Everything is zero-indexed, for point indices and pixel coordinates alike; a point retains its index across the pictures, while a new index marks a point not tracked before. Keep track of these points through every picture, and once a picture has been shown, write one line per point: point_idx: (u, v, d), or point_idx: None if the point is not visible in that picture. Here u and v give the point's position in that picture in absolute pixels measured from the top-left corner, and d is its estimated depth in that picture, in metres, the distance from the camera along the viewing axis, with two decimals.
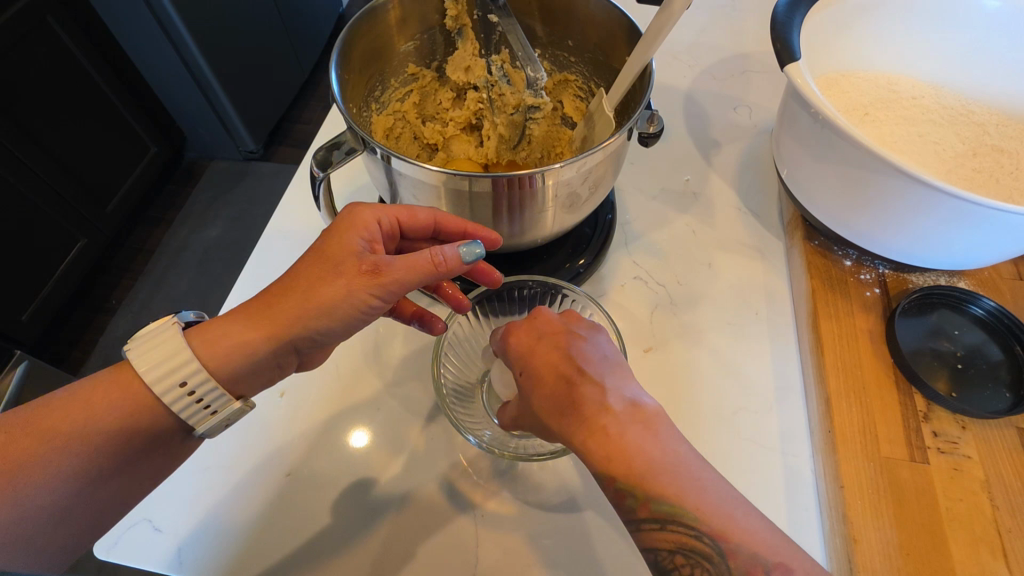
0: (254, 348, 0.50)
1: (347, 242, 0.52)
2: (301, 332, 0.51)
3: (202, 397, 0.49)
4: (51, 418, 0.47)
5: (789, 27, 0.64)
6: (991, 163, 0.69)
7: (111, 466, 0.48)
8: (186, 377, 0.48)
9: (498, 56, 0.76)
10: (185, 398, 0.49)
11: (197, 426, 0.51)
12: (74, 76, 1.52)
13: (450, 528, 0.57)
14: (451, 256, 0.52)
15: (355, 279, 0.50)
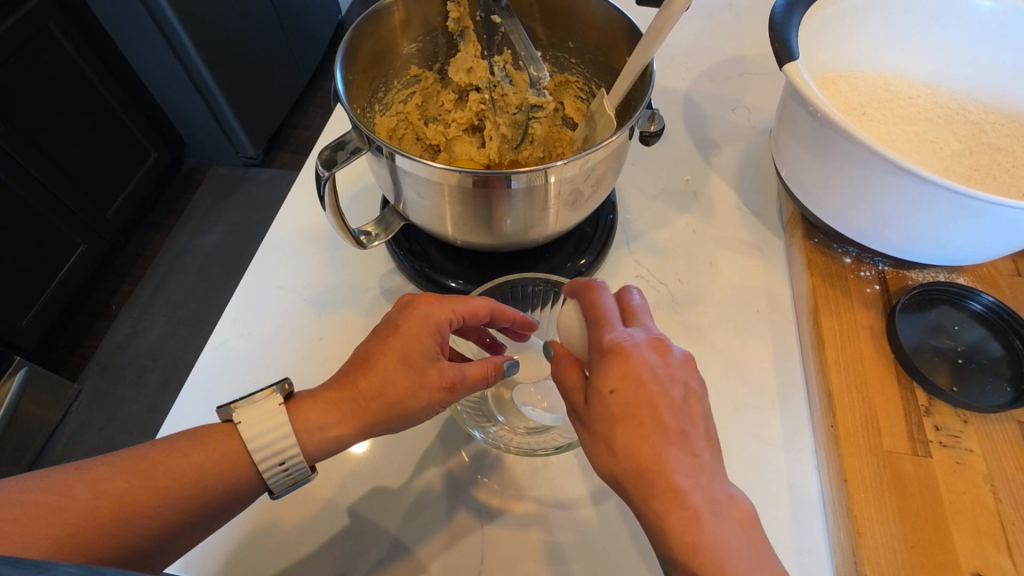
0: (347, 440, 0.53)
1: (422, 350, 0.53)
2: (382, 425, 0.53)
3: (288, 467, 0.52)
4: (168, 468, 0.49)
5: (787, 27, 0.65)
6: (987, 161, 0.70)
7: (208, 515, 0.50)
8: (281, 453, 0.51)
9: (501, 56, 0.77)
10: (276, 469, 0.51)
11: (275, 489, 0.53)
12: (75, 83, 1.53)
13: (457, 526, 0.57)
14: (504, 370, 0.55)
15: (433, 397, 0.53)
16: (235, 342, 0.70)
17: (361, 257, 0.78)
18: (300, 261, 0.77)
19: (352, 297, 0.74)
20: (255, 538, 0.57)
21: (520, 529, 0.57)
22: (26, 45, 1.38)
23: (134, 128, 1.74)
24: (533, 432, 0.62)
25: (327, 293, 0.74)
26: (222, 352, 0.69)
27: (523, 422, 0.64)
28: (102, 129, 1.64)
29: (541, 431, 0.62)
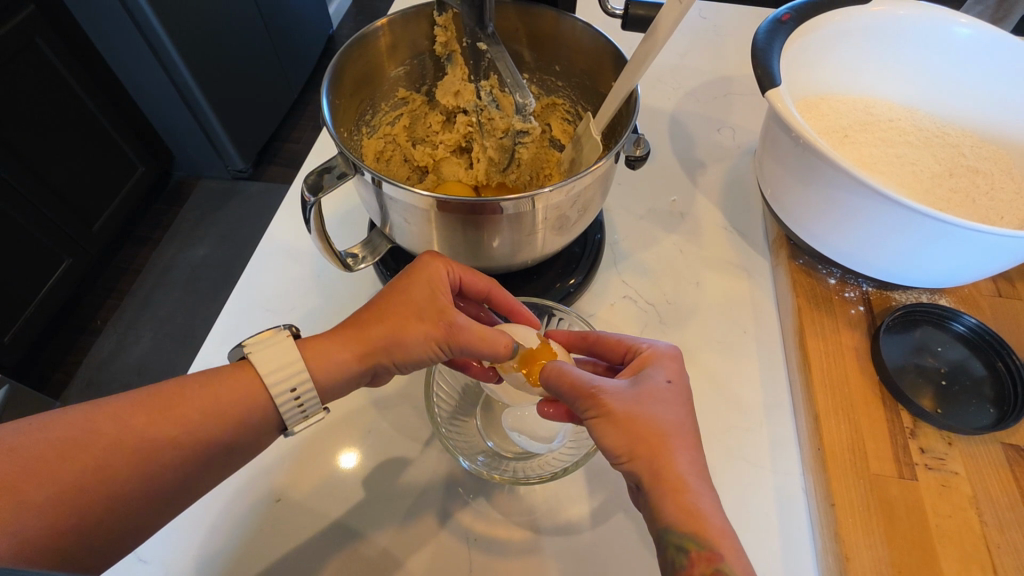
0: (348, 368, 0.54)
1: (426, 292, 0.56)
2: (383, 356, 0.55)
3: (303, 399, 0.52)
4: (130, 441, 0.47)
5: (769, 53, 0.66)
6: (966, 183, 0.72)
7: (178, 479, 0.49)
8: (294, 382, 0.52)
9: (487, 81, 0.75)
10: (290, 400, 0.52)
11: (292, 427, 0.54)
12: (62, 97, 1.52)
13: (446, 553, 0.56)
14: (504, 341, 0.55)
15: (433, 335, 0.55)
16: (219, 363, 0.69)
17: (349, 277, 0.78)
18: (286, 281, 0.77)
19: (339, 318, 0.73)
20: (236, 568, 0.55)
21: (508, 554, 0.56)
22: (12, 58, 1.37)
23: (121, 141, 1.73)
24: (521, 457, 0.62)
25: (314, 314, 0.74)
26: None
27: (512, 447, 0.63)
28: (88, 142, 1.62)
29: (530, 456, 0.62)
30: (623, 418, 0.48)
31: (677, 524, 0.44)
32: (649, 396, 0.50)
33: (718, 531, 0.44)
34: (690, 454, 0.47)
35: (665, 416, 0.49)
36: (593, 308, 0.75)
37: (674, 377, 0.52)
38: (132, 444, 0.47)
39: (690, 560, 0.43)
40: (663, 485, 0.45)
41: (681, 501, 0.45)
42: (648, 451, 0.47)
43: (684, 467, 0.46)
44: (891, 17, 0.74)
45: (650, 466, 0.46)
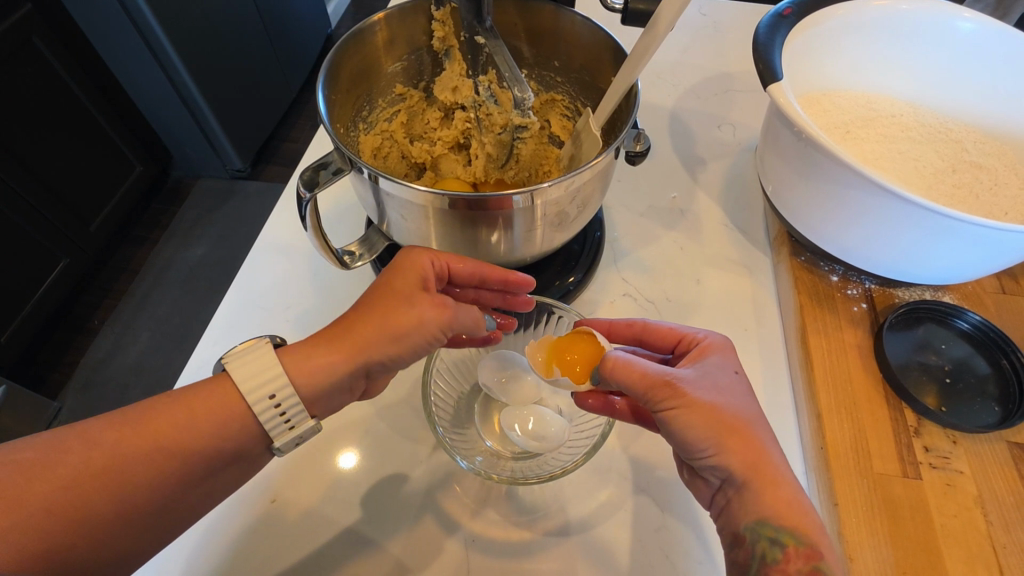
0: (337, 370, 0.52)
1: (410, 282, 0.55)
2: (372, 353, 0.53)
3: (285, 408, 0.50)
4: (124, 443, 0.47)
5: (771, 48, 0.66)
6: (970, 179, 0.71)
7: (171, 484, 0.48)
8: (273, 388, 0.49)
9: (485, 76, 0.75)
10: (271, 409, 0.49)
11: (276, 441, 0.51)
12: (59, 97, 1.51)
13: (445, 556, 0.55)
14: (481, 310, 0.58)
15: (426, 316, 0.53)
16: (215, 362, 0.68)
17: (346, 275, 0.77)
18: (282, 279, 0.76)
19: (336, 316, 0.73)
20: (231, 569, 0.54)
21: (507, 555, 0.56)
22: (9, 57, 1.37)
23: (118, 140, 1.72)
24: (521, 457, 0.61)
25: (311, 312, 0.73)
26: (200, 375, 0.67)
27: (511, 446, 0.63)
28: (85, 141, 1.62)
29: (530, 456, 0.61)
30: (708, 412, 0.48)
31: (777, 518, 0.45)
32: (725, 385, 0.51)
33: (813, 525, 0.45)
34: (775, 443, 0.49)
35: (745, 406, 0.50)
36: (592, 306, 0.74)
37: (735, 365, 0.54)
38: (125, 447, 0.47)
39: (787, 557, 0.44)
40: (754, 480, 0.46)
41: (775, 495, 0.46)
42: (740, 442, 0.47)
43: (772, 457, 0.47)
44: (894, 12, 0.74)
45: (744, 458, 0.47)
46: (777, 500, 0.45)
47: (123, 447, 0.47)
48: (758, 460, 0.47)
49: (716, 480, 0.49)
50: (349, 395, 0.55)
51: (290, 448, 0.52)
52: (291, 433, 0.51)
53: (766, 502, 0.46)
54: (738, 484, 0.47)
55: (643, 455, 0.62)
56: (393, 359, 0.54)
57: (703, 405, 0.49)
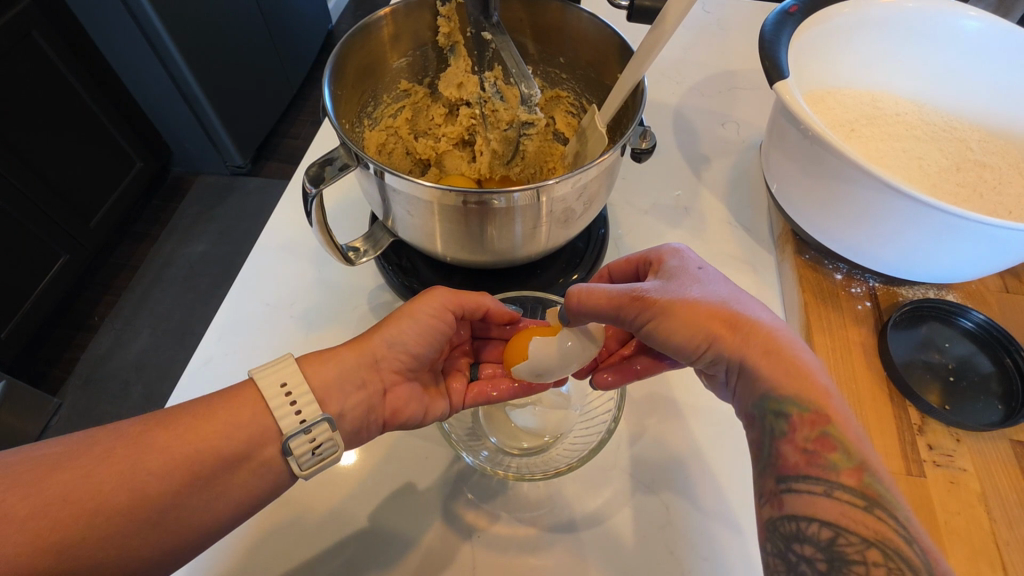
0: (341, 356, 0.57)
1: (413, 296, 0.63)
2: (379, 339, 0.58)
3: (297, 401, 0.51)
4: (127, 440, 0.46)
5: (776, 45, 0.66)
6: (974, 178, 0.71)
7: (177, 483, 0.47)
8: (281, 376, 0.52)
9: (491, 72, 0.75)
10: (283, 400, 0.51)
11: (287, 439, 0.50)
12: (58, 91, 1.50)
13: (451, 552, 0.55)
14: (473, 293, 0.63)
15: (423, 297, 0.59)
16: (219, 359, 0.68)
17: (350, 272, 0.77)
18: (286, 275, 0.76)
19: (340, 313, 0.73)
20: (237, 566, 0.54)
21: (513, 551, 0.56)
22: (10, 51, 1.36)
23: (118, 135, 1.71)
24: (528, 454, 0.61)
25: (315, 309, 0.73)
26: (204, 372, 0.67)
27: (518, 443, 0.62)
28: (86, 136, 1.61)
29: (536, 454, 0.61)
30: (683, 307, 0.50)
31: (784, 383, 0.48)
32: (682, 276, 0.53)
33: (821, 382, 0.48)
34: (753, 313, 0.51)
35: (716, 290, 0.52)
36: None
37: (686, 257, 0.56)
38: (128, 444, 0.46)
39: (797, 429, 0.46)
40: (752, 354, 0.49)
41: (772, 365, 0.49)
42: (725, 324, 0.50)
43: (762, 326, 0.50)
44: (900, 10, 0.74)
45: (737, 340, 0.50)
46: (784, 373, 0.48)
47: (129, 444, 0.47)
48: (745, 332, 0.50)
49: (721, 374, 0.53)
50: (365, 391, 0.56)
51: (304, 454, 0.50)
52: (301, 428, 0.50)
53: (772, 371, 0.48)
54: (741, 363, 0.50)
55: (647, 452, 0.62)
56: (398, 339, 0.58)
57: (676, 302, 0.51)
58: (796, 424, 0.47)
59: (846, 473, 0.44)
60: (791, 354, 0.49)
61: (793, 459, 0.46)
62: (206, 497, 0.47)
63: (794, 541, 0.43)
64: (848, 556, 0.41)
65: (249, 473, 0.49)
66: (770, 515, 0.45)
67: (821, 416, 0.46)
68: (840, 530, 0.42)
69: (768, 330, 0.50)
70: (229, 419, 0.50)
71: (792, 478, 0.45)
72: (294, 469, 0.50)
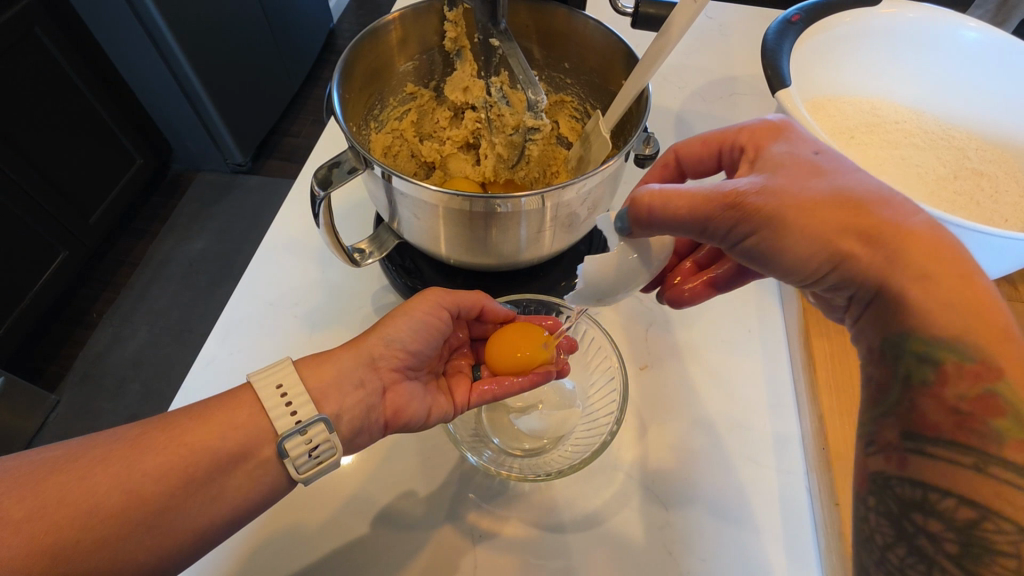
0: (338, 356, 0.57)
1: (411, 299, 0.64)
2: (376, 338, 0.59)
3: (294, 404, 0.52)
4: None
5: (778, 54, 0.67)
6: (971, 186, 0.72)
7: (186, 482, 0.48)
8: (280, 381, 0.52)
9: (498, 78, 0.77)
10: (280, 403, 0.51)
11: (282, 441, 0.50)
12: (60, 88, 1.50)
13: (452, 550, 0.56)
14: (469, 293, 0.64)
15: (418, 298, 0.61)
16: (224, 358, 0.68)
17: (354, 272, 0.77)
18: (291, 276, 0.76)
19: (345, 313, 0.73)
20: (241, 564, 0.55)
21: (514, 551, 0.57)
22: (12, 47, 1.36)
23: (119, 132, 1.72)
24: (529, 454, 0.62)
25: (319, 309, 0.73)
26: (210, 371, 0.67)
27: (518, 444, 0.63)
28: (86, 133, 1.61)
29: (536, 454, 0.62)
30: (806, 211, 0.44)
31: (944, 321, 0.40)
32: (806, 168, 0.46)
33: (1003, 320, 0.39)
34: (903, 211, 0.43)
35: (859, 183, 0.44)
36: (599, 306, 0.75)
37: (820, 146, 0.49)
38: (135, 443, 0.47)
39: (951, 385, 0.40)
40: (902, 277, 0.41)
41: (934, 290, 0.40)
42: (859, 232, 0.43)
43: (915, 230, 0.42)
44: (899, 20, 0.75)
45: (874, 248, 0.42)
46: (941, 291, 0.40)
47: (136, 442, 0.48)
48: (882, 245, 0.42)
49: (846, 298, 0.47)
50: (364, 390, 0.56)
51: (300, 456, 0.50)
52: (296, 428, 0.50)
53: (922, 305, 0.41)
54: (880, 286, 0.43)
55: (648, 454, 0.63)
56: (395, 337, 0.59)
57: (797, 205, 0.44)
58: (955, 374, 0.39)
59: (1014, 447, 0.37)
60: (952, 263, 0.41)
61: (936, 419, 0.40)
62: (211, 497, 0.48)
63: (913, 511, 0.40)
64: (993, 542, 0.36)
65: (253, 472, 0.50)
66: (885, 470, 0.43)
67: (992, 368, 0.38)
68: (988, 512, 0.37)
69: (919, 235, 0.42)
70: (232, 420, 0.50)
71: (924, 440, 0.40)
72: (291, 473, 0.50)
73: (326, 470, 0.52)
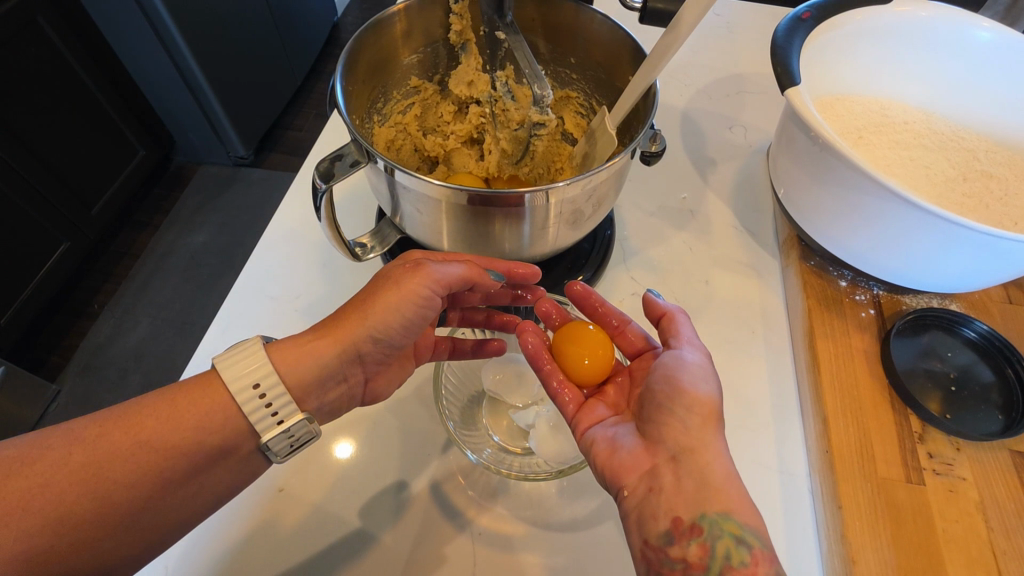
0: (322, 354, 0.53)
1: (399, 270, 0.56)
2: (362, 331, 0.54)
3: (271, 400, 0.49)
4: (129, 432, 0.46)
5: (788, 51, 0.66)
6: (980, 188, 0.71)
7: (181, 476, 0.47)
8: (256, 377, 0.49)
9: (503, 71, 0.75)
10: (257, 402, 0.49)
11: (264, 438, 0.49)
12: (62, 77, 1.49)
13: (452, 548, 0.56)
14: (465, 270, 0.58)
15: (408, 283, 0.54)
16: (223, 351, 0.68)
17: (356, 266, 0.77)
18: (292, 269, 0.76)
19: None
20: (241, 558, 0.55)
21: (513, 549, 0.56)
22: (14, 35, 1.35)
23: (121, 123, 1.71)
24: (528, 453, 0.62)
25: (320, 303, 0.73)
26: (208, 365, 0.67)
27: (519, 442, 0.63)
28: (88, 123, 1.60)
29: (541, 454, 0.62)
30: (679, 390, 0.52)
31: (699, 489, 0.47)
32: (686, 378, 0.52)
33: (733, 495, 0.47)
34: (717, 453, 0.49)
35: (709, 397, 0.52)
36: None
37: (714, 381, 0.53)
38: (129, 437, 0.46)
39: (705, 523, 0.46)
40: (691, 454, 0.49)
41: (707, 474, 0.48)
42: (681, 413, 0.51)
43: (714, 438, 0.50)
44: (914, 19, 0.74)
45: (680, 428, 0.50)
46: (688, 493, 0.47)
47: None
48: (686, 427, 0.50)
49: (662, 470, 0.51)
50: (343, 385, 0.56)
51: (281, 447, 0.50)
52: (280, 429, 0.49)
53: (696, 470, 0.48)
54: (676, 452, 0.49)
55: None
56: (382, 334, 0.55)
57: (680, 388, 0.52)
58: (694, 533, 0.46)
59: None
60: (720, 464, 0.48)
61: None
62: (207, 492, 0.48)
63: None
64: None
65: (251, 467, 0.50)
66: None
67: (723, 503, 0.47)
68: None
69: (711, 441, 0.49)
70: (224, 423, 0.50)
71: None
72: (270, 459, 0.51)
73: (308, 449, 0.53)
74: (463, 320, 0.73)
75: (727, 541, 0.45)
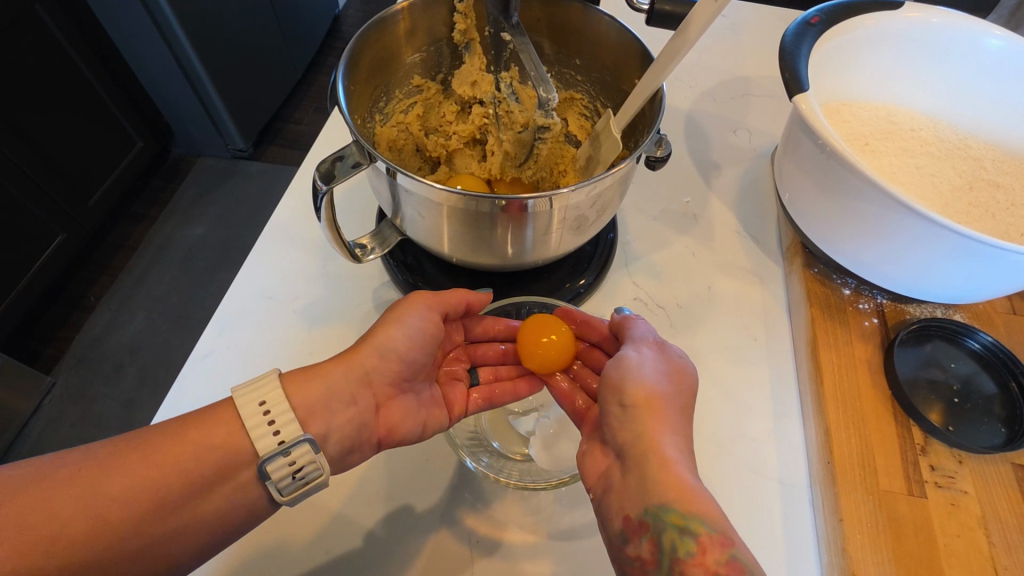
0: (328, 374, 0.54)
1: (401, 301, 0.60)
2: (369, 350, 0.57)
3: (275, 420, 0.50)
4: None
5: (796, 56, 0.65)
6: (987, 198, 0.70)
7: (175, 483, 0.46)
8: (263, 395, 0.50)
9: (507, 72, 0.74)
10: (260, 421, 0.49)
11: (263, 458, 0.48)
12: (59, 68, 1.48)
13: (449, 556, 0.55)
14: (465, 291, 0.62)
15: (407, 302, 0.59)
16: (220, 352, 0.67)
17: (356, 267, 0.76)
18: (291, 269, 0.75)
19: (344, 309, 0.72)
20: (236, 565, 0.54)
21: (512, 558, 0.56)
22: (11, 24, 1.33)
23: (119, 115, 1.69)
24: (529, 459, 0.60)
25: (319, 304, 0.72)
26: (204, 365, 0.66)
27: (519, 449, 0.62)
28: (86, 114, 1.59)
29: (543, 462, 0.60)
30: (614, 386, 0.53)
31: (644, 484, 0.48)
32: (624, 375, 0.53)
33: (681, 485, 0.47)
34: (660, 444, 0.49)
35: (648, 388, 0.52)
36: (603, 309, 0.74)
37: (654, 370, 0.53)
38: None
39: (650, 516, 0.46)
40: (637, 450, 0.50)
41: (655, 472, 0.48)
42: (621, 409, 0.52)
43: (659, 432, 0.50)
44: (925, 25, 0.73)
45: (620, 425, 0.52)
46: (634, 491, 0.48)
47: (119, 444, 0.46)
48: (627, 422, 0.51)
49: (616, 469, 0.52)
50: (354, 407, 0.55)
51: (284, 479, 0.48)
52: (279, 447, 0.49)
53: (641, 464, 0.49)
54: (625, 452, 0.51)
55: None
56: (388, 347, 0.57)
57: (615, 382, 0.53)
58: (642, 529, 0.46)
59: None
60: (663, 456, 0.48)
61: None
62: (200, 500, 0.47)
63: None
64: None
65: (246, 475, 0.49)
66: None
67: (672, 491, 0.46)
68: None
69: (654, 433, 0.50)
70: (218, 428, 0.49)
71: None
72: (275, 495, 0.49)
73: (313, 490, 0.50)
74: (494, 375, 0.68)
75: (671, 533, 0.45)
